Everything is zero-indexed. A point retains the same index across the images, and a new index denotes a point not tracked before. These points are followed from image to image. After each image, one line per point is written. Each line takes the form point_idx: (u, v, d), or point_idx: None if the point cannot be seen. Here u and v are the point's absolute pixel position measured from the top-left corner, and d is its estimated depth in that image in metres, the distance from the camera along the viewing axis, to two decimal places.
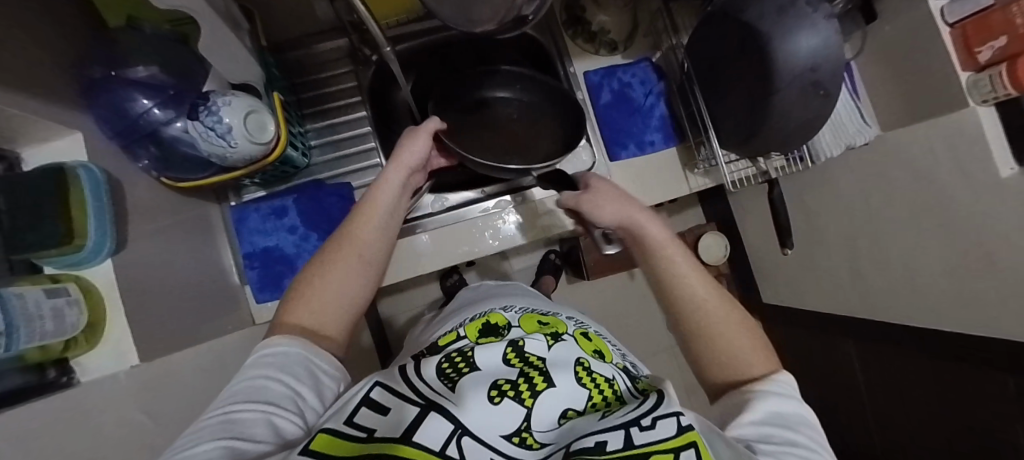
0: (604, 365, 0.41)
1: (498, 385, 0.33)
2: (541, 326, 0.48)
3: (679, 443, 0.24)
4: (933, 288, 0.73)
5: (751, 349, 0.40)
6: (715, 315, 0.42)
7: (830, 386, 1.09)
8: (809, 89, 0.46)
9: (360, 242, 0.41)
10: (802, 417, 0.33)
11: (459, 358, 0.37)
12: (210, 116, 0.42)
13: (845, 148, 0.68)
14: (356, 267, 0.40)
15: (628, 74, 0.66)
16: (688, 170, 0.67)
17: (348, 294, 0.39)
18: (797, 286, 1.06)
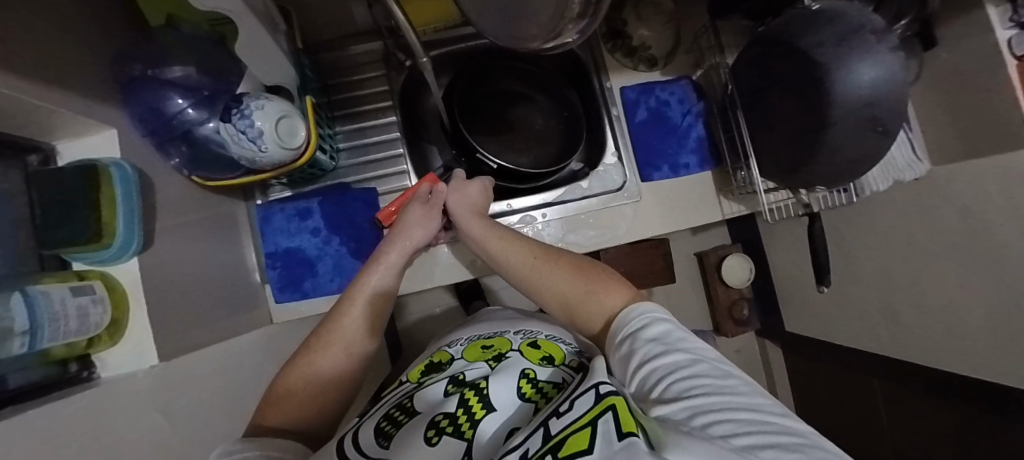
0: (551, 370, 0.48)
1: (435, 424, 0.38)
2: (485, 353, 0.54)
3: (598, 409, 0.26)
4: (967, 333, 0.69)
5: (594, 292, 0.45)
6: (546, 274, 0.49)
7: (850, 424, 1.04)
8: (867, 123, 0.43)
9: (339, 334, 0.45)
10: (673, 328, 0.38)
11: (398, 412, 0.43)
12: (241, 119, 0.41)
13: (890, 181, 0.65)
14: (332, 355, 0.44)
15: (667, 93, 0.63)
16: (724, 195, 0.64)
17: (329, 385, 0.43)
18: (819, 317, 1.03)
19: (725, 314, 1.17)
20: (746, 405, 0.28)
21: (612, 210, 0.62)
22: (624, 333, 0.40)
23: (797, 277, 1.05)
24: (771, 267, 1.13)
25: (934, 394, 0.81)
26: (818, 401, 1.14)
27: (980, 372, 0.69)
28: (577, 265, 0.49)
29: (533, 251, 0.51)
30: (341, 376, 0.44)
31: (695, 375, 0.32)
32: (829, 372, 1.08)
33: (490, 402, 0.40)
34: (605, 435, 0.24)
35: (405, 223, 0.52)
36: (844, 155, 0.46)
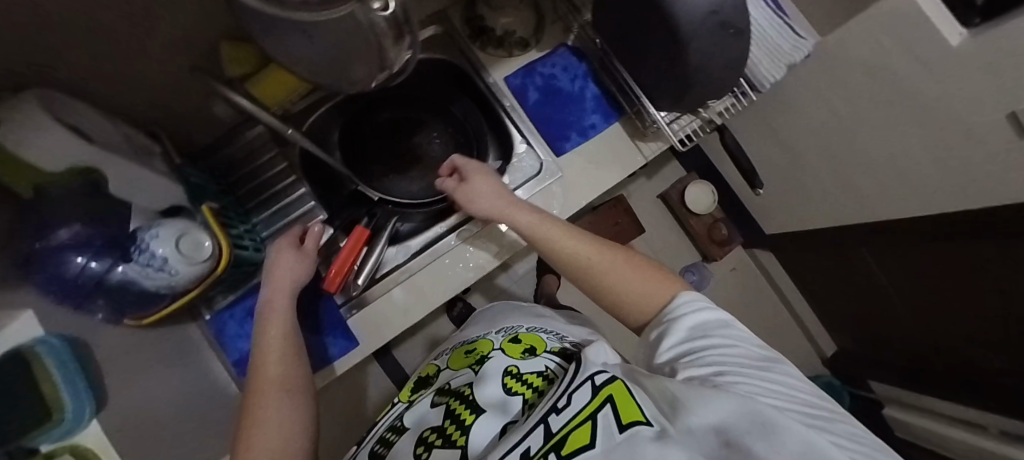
0: (534, 360, 0.52)
1: (426, 440, 0.43)
2: (468, 357, 0.58)
3: (597, 403, 0.28)
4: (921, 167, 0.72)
5: (641, 288, 0.43)
6: (598, 268, 0.46)
7: (859, 292, 1.06)
8: (721, 29, 0.44)
9: (270, 379, 0.43)
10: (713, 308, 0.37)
11: (394, 434, 0.50)
12: (143, 253, 0.42)
13: (786, 66, 0.67)
14: (279, 398, 0.42)
15: (549, 66, 0.63)
16: (639, 140, 0.65)
17: (290, 423, 0.40)
18: (792, 206, 1.05)
19: (707, 240, 1.19)
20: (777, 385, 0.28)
21: (541, 194, 0.63)
22: (664, 318, 0.39)
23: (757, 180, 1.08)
24: (732, 180, 1.15)
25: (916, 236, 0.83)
26: (822, 286, 1.17)
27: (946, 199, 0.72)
28: (626, 257, 0.46)
29: (591, 246, 0.48)
30: (295, 412, 0.41)
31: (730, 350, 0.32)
32: (821, 255, 1.10)
33: (477, 405, 0.44)
34: (608, 428, 0.26)
35: (277, 271, 0.52)
36: (711, 64, 0.47)
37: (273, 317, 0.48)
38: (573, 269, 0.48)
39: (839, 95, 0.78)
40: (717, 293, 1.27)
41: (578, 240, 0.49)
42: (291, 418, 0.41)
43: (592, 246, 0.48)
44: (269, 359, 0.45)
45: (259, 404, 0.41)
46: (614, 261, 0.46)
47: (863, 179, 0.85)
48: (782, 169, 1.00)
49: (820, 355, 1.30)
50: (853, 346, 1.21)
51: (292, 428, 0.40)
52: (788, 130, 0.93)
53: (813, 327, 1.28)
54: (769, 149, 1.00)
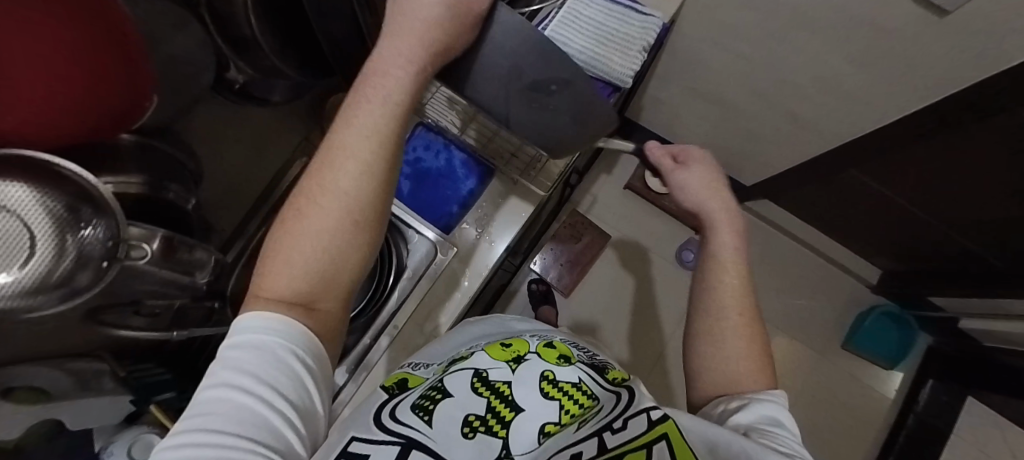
0: (568, 371, 0.49)
1: (468, 422, 0.38)
2: (505, 351, 0.55)
3: (650, 439, 0.27)
4: (850, 74, 0.66)
5: (749, 352, 0.42)
6: (729, 319, 0.44)
7: (873, 209, 0.95)
8: (535, 91, 0.38)
9: (332, 191, 0.30)
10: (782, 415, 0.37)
11: (433, 394, 0.42)
12: None
13: (645, 49, 0.63)
14: (331, 213, 0.29)
15: (411, 151, 0.65)
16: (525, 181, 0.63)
17: (333, 258, 0.29)
18: (757, 154, 0.97)
19: (690, 212, 1.13)
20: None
21: (446, 274, 0.63)
22: (750, 396, 0.38)
23: (709, 137, 1.01)
24: (685, 145, 1.09)
25: (893, 141, 0.73)
26: (831, 217, 1.05)
27: (897, 97, 0.64)
28: (760, 344, 0.43)
29: (743, 306, 0.44)
30: (348, 253, 0.30)
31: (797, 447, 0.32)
32: (811, 189, 0.99)
33: (516, 405, 0.42)
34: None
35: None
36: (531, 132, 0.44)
37: (397, 45, 0.34)
38: (711, 304, 0.45)
39: (736, 37, 0.73)
40: None
41: (736, 288, 0.45)
42: (341, 256, 0.29)
43: (748, 312, 0.44)
44: (352, 138, 0.31)
45: (310, 201, 0.30)
46: (745, 331, 0.43)
47: (806, 105, 0.77)
48: (726, 123, 0.93)
49: (867, 284, 1.16)
50: (898, 264, 1.07)
51: (323, 283, 0.29)
52: (708, 86, 0.87)
53: (845, 258, 1.15)
54: (703, 109, 0.93)
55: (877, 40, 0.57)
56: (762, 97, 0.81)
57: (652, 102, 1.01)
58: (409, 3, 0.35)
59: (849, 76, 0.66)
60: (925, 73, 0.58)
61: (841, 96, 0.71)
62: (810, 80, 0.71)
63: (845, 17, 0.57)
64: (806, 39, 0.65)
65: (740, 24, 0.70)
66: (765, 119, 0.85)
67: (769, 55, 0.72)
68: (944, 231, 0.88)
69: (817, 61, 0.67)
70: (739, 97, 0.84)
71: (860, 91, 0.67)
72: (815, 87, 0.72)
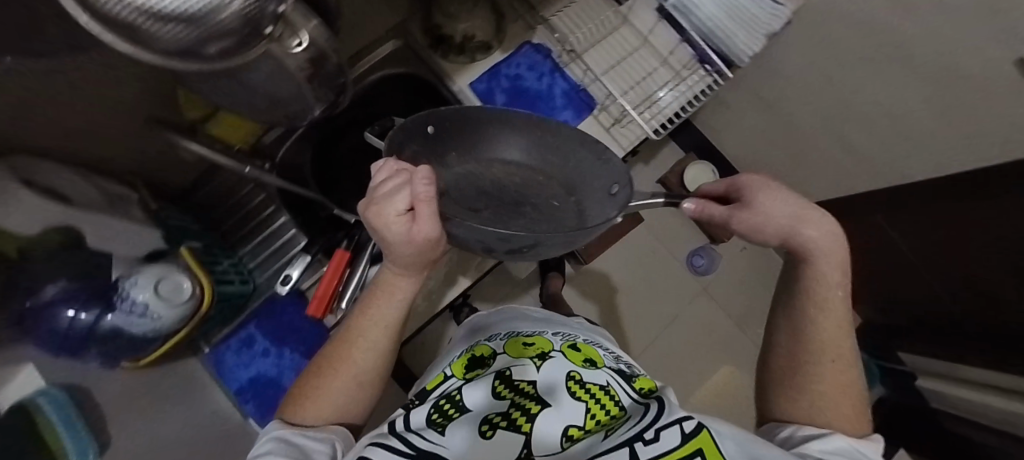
0: (597, 373, 0.50)
1: (488, 420, 0.41)
2: (526, 347, 0.55)
3: (688, 451, 0.31)
4: (920, 121, 0.69)
5: (835, 383, 0.40)
6: (812, 359, 0.41)
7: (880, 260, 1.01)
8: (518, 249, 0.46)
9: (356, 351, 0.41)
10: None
11: (449, 406, 0.45)
12: (126, 300, 0.43)
13: (767, 35, 0.63)
14: (349, 396, 0.41)
15: (513, 66, 0.62)
16: (613, 131, 0.62)
17: (358, 389, 0.42)
18: (796, 179, 1.01)
19: None
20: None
21: None
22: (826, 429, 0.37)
23: (757, 152, 1.04)
24: (730, 155, 1.12)
25: (930, 196, 0.78)
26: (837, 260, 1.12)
27: (954, 155, 0.69)
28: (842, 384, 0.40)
29: (840, 322, 0.41)
30: (366, 380, 0.42)
31: None
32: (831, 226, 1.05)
33: (543, 400, 0.43)
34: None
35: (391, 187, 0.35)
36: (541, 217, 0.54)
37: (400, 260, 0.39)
38: (795, 352, 0.42)
39: (831, 58, 0.74)
40: (730, 276, 1.22)
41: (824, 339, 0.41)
42: (353, 404, 0.42)
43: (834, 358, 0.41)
44: (383, 304, 0.42)
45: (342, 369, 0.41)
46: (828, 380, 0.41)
47: (866, 141, 0.80)
48: (779, 142, 0.96)
49: None
50: (880, 316, 1.15)
51: (344, 408, 0.41)
52: (778, 100, 0.89)
53: None
54: (764, 122, 0.96)
55: (967, 95, 0.60)
56: (827, 124, 0.84)
57: (717, 103, 1.02)
58: (405, 235, 0.34)
59: (920, 122, 0.69)
60: (992, 137, 0.61)
61: (902, 141, 0.74)
62: (881, 117, 0.75)
63: (943, 63, 0.60)
64: (898, 77, 0.67)
65: (842, 45, 0.71)
66: (820, 147, 0.89)
67: (853, 83, 0.74)
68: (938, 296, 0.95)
69: (897, 101, 0.70)
70: (804, 119, 0.87)
71: (924, 139, 0.71)
72: (884, 126, 0.75)
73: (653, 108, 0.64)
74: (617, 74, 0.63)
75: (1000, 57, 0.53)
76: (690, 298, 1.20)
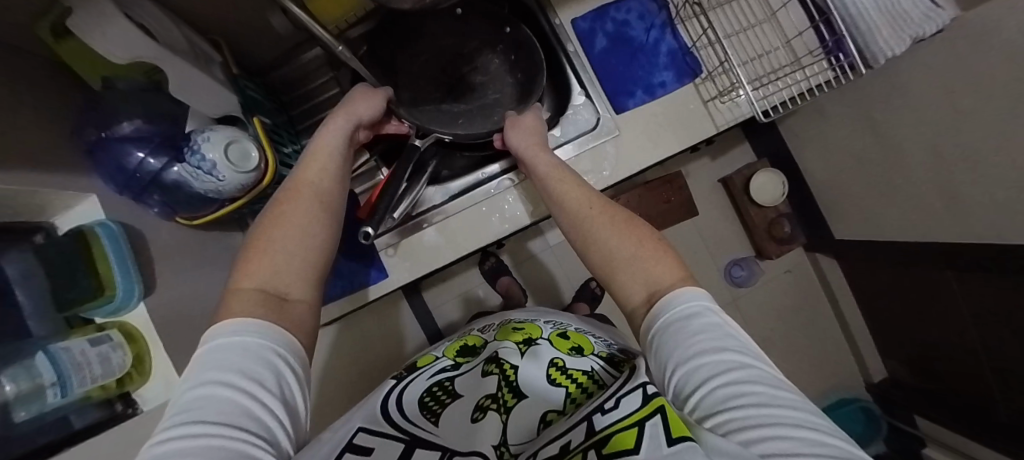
0: (581, 359, 0.46)
1: (479, 405, 0.40)
2: (516, 333, 0.54)
3: (643, 414, 0.24)
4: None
5: (641, 260, 0.38)
6: (595, 223, 0.43)
7: (929, 324, 0.93)
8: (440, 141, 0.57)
9: (303, 196, 0.38)
10: (722, 324, 0.31)
11: (442, 393, 0.42)
12: (196, 155, 0.43)
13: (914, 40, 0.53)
14: (312, 225, 0.36)
15: (623, 11, 0.57)
16: (713, 104, 0.57)
17: (306, 247, 0.35)
18: (873, 213, 0.93)
19: (766, 235, 1.10)
20: (806, 424, 0.22)
21: (595, 150, 0.56)
22: (670, 321, 0.32)
23: (839, 174, 0.96)
24: (809, 170, 1.04)
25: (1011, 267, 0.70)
26: (880, 306, 1.05)
27: None
28: (635, 227, 0.41)
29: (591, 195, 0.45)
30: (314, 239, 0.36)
31: (749, 382, 0.26)
32: (889, 274, 0.98)
33: (520, 392, 0.40)
34: (654, 439, 0.21)
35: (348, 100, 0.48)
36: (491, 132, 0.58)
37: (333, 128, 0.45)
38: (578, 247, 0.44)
39: (959, 88, 0.64)
40: (766, 295, 1.17)
41: (591, 202, 0.45)
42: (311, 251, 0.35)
43: (602, 205, 0.44)
44: (322, 163, 0.42)
45: (289, 210, 0.36)
46: (612, 219, 0.42)
47: (965, 191, 0.71)
48: (870, 166, 0.87)
49: (865, 379, 1.19)
50: (909, 376, 1.08)
51: (299, 263, 0.34)
52: (884, 122, 0.79)
53: (864, 347, 1.17)
54: (859, 142, 0.87)
55: None
56: (928, 160, 0.75)
57: (815, 112, 0.94)
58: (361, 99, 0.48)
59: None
60: None
61: (1001, 201, 0.66)
62: (989, 168, 0.65)
63: None
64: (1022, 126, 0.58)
65: (972, 74, 0.61)
66: (911, 183, 0.80)
67: (973, 124, 0.65)
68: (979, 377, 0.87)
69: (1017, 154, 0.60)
70: (903, 149, 0.79)
71: None
72: (992, 179, 0.66)
73: (760, 91, 0.57)
74: (737, 42, 0.58)
75: None
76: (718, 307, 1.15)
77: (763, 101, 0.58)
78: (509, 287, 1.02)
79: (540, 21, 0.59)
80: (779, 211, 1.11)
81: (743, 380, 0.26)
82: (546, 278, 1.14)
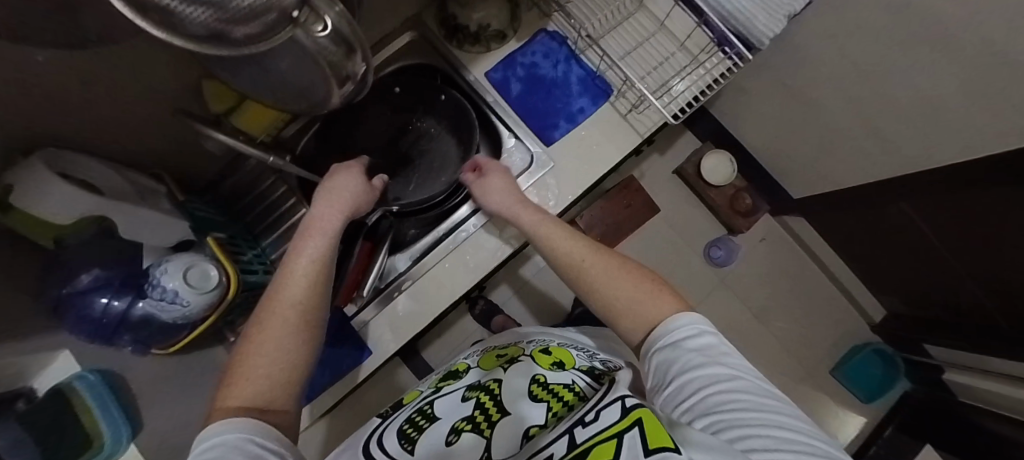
0: (562, 374, 0.46)
1: (455, 427, 0.41)
2: (500, 358, 0.57)
3: (623, 426, 0.25)
4: (944, 106, 0.65)
5: (640, 299, 0.40)
6: (593, 272, 0.44)
7: (906, 255, 0.96)
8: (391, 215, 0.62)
9: (291, 309, 0.37)
10: (715, 341, 0.34)
11: (421, 417, 0.45)
12: (157, 287, 0.45)
13: (787, 17, 0.60)
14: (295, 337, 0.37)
15: (529, 55, 0.61)
16: (631, 116, 0.61)
17: (287, 360, 0.35)
18: (819, 168, 0.98)
19: (731, 211, 1.15)
20: (789, 431, 0.26)
21: (536, 184, 0.60)
22: (664, 339, 0.36)
23: (777, 140, 1.02)
24: (750, 144, 1.10)
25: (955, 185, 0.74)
26: (857, 249, 1.09)
27: (980, 142, 0.64)
28: (626, 268, 0.44)
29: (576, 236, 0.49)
30: (299, 354, 0.36)
31: (742, 394, 0.30)
32: (854, 218, 1.02)
33: (505, 407, 0.41)
34: (632, 449, 0.24)
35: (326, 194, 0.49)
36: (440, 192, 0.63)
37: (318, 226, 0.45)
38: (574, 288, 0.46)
39: (852, 41, 0.70)
40: (750, 267, 1.19)
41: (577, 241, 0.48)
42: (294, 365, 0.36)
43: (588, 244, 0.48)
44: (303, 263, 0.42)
45: (269, 326, 0.37)
46: (603, 260, 0.45)
47: (890, 128, 0.76)
48: (801, 127, 0.93)
49: (868, 322, 1.21)
50: (907, 308, 1.11)
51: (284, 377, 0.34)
52: (800, 85, 0.85)
53: (857, 292, 1.19)
54: (784, 107, 0.93)
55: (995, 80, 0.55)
56: (848, 108, 0.80)
57: (737, 91, 1.00)
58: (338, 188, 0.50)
59: (946, 107, 0.65)
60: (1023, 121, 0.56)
61: (924, 130, 0.71)
62: (902, 104, 0.71)
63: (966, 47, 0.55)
64: (916, 60, 0.63)
65: (857, 27, 0.67)
66: (842, 133, 0.86)
67: (876, 70, 0.70)
68: (967, 292, 0.90)
69: (921, 85, 0.65)
70: (824, 105, 0.84)
71: (952, 126, 0.66)
72: (909, 112, 0.70)
73: (671, 93, 0.62)
74: (637, 57, 0.63)
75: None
76: (709, 291, 1.17)
77: (677, 100, 0.62)
78: (504, 325, 1.03)
79: (458, 81, 0.63)
80: (737, 186, 1.16)
81: (737, 392, 0.30)
82: (537, 306, 1.14)
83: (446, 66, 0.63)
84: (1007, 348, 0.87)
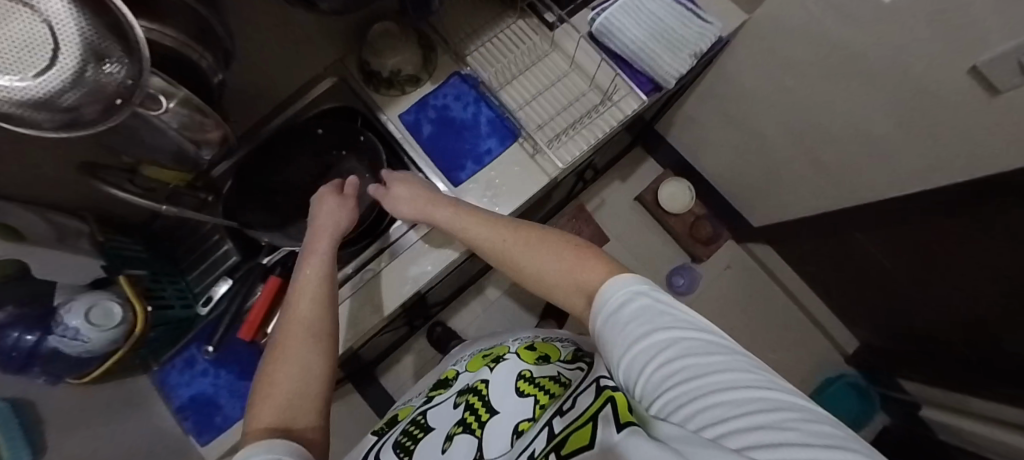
0: (548, 365, 0.48)
1: (449, 434, 0.44)
2: (485, 358, 0.57)
3: (597, 403, 0.24)
4: (880, 134, 0.63)
5: (572, 271, 0.37)
6: (525, 256, 0.41)
7: (871, 284, 0.93)
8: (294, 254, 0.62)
9: (299, 325, 0.38)
10: (657, 299, 0.30)
11: (416, 428, 0.48)
12: (63, 325, 0.48)
13: (695, 55, 0.62)
14: (306, 355, 0.35)
15: (441, 97, 0.64)
16: (538, 155, 0.62)
17: (309, 376, 0.34)
18: (772, 196, 0.96)
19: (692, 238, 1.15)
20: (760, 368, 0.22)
21: (442, 222, 0.61)
22: (608, 311, 0.31)
23: (730, 168, 1.00)
24: (706, 171, 1.09)
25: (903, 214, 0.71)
26: (822, 277, 1.06)
27: (921, 171, 0.62)
28: (563, 239, 0.41)
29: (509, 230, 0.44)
30: (316, 370, 0.35)
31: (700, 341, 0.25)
32: (814, 246, 0.99)
33: (493, 406, 0.44)
34: (606, 422, 0.21)
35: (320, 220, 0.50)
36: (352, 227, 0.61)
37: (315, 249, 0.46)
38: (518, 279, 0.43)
39: (786, 70, 0.69)
40: (714, 296, 1.16)
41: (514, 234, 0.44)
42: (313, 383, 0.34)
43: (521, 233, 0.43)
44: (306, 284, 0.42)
45: (287, 352, 0.36)
46: (537, 242, 0.41)
47: (833, 158, 0.74)
48: (750, 155, 0.92)
49: (842, 352, 1.16)
50: (879, 339, 1.06)
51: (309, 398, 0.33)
52: (744, 115, 0.84)
53: (828, 322, 1.15)
54: (732, 136, 0.92)
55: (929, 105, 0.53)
56: (791, 137, 0.78)
57: (687, 120, 1.00)
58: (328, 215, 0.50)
59: (883, 135, 0.63)
60: (962, 147, 0.54)
61: (864, 158, 0.69)
62: (841, 133, 0.69)
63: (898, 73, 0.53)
64: (847, 88, 0.62)
65: (789, 56, 0.67)
66: (788, 162, 0.84)
67: (812, 99, 0.69)
68: (936, 323, 0.85)
69: (856, 113, 0.64)
70: (767, 134, 0.83)
71: (890, 154, 0.64)
72: (848, 140, 0.69)
73: (581, 131, 0.63)
74: (547, 98, 0.64)
75: (956, 63, 0.46)
76: None
77: (588, 136, 0.62)
78: None
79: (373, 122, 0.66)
80: (697, 213, 1.15)
81: (693, 341, 0.25)
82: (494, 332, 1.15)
83: (363, 108, 0.66)
84: (983, 381, 0.82)
